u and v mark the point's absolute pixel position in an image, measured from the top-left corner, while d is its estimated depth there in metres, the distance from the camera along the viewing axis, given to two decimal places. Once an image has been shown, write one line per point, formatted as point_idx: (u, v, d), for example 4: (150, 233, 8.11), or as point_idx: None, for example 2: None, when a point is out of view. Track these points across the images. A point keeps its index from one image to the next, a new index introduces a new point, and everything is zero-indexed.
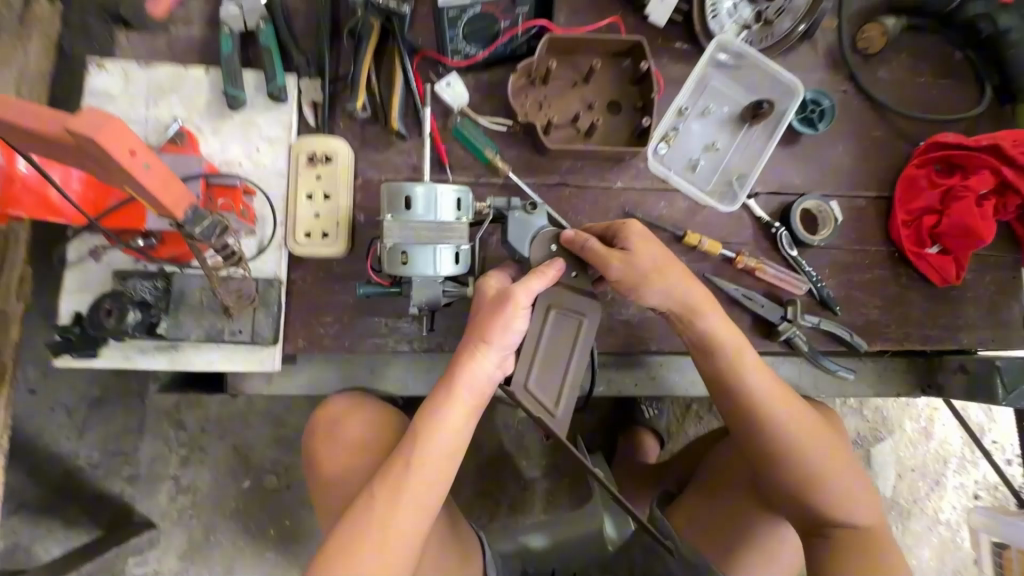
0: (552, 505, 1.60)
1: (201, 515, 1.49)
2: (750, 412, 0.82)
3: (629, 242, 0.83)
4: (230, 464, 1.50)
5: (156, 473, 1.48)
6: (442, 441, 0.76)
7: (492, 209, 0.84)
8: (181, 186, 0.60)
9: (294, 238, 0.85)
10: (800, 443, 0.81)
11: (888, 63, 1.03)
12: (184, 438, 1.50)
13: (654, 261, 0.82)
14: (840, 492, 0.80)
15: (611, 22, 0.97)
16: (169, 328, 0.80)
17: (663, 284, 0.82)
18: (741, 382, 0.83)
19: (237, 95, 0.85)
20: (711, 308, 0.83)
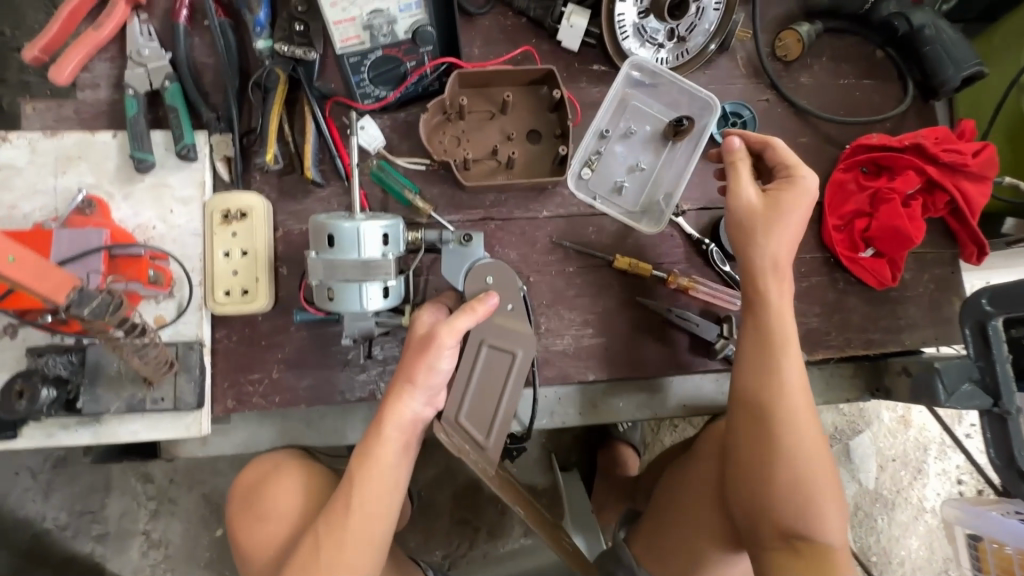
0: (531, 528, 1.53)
1: (175, 568, 1.43)
2: (777, 407, 0.77)
3: (796, 186, 0.80)
4: (202, 513, 1.44)
5: (126, 530, 1.43)
6: (378, 483, 0.72)
7: (422, 244, 0.79)
8: (60, 271, 0.60)
9: (214, 297, 0.84)
10: (815, 452, 0.77)
11: (809, 67, 1.03)
12: (153, 490, 1.45)
13: (789, 216, 0.80)
14: (823, 516, 0.76)
15: (524, 51, 0.96)
16: (88, 402, 0.78)
17: (779, 244, 0.80)
18: (776, 374, 0.79)
19: (145, 158, 0.84)
20: (773, 282, 0.81)
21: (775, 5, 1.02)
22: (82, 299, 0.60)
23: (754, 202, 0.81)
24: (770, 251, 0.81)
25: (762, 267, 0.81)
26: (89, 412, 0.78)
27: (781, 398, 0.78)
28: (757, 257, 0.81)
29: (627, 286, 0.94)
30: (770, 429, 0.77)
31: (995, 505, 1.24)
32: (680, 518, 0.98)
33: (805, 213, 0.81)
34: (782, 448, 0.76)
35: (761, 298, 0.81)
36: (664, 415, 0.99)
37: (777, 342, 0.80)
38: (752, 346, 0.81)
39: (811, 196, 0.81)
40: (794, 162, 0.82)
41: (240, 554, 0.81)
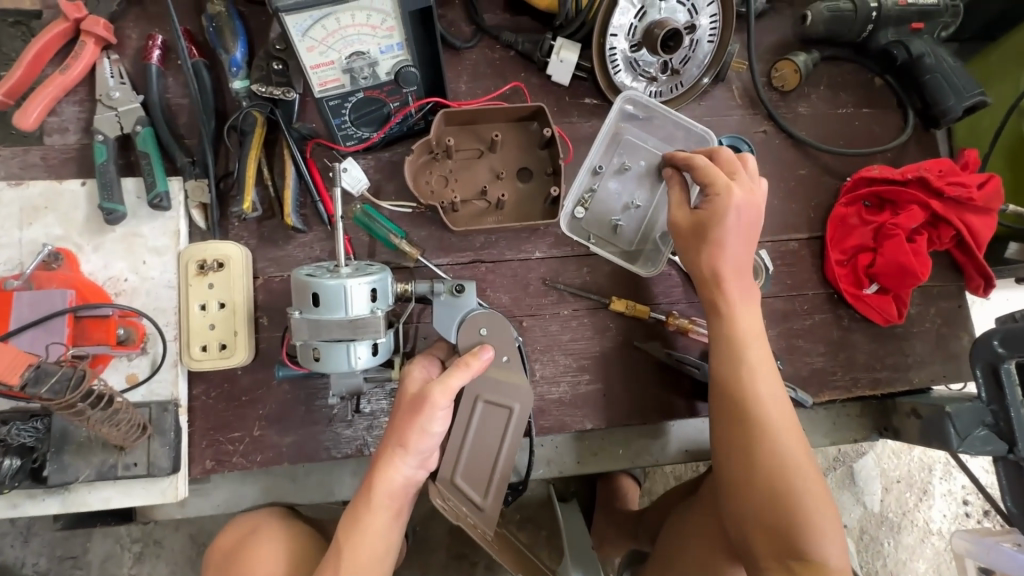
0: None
1: None
2: (746, 415, 0.73)
3: (714, 206, 0.76)
4: (189, 555, 1.36)
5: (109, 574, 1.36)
6: (368, 553, 0.67)
7: (414, 297, 0.74)
8: (9, 347, 0.54)
9: (189, 353, 0.80)
10: (795, 457, 0.71)
11: (806, 97, 1.00)
12: (137, 532, 1.37)
13: (719, 234, 0.76)
14: (817, 531, 0.67)
15: (513, 87, 0.93)
16: (54, 471, 0.73)
17: (716, 258, 0.77)
18: (744, 380, 0.75)
19: (114, 209, 0.80)
20: (734, 282, 0.77)
21: (770, 35, 1.00)
22: (37, 378, 0.56)
23: (685, 221, 0.79)
24: (709, 267, 0.77)
25: (713, 273, 0.77)
26: (56, 482, 0.73)
27: (749, 404, 0.73)
28: (700, 271, 0.78)
29: (624, 328, 0.91)
30: (742, 437, 0.73)
31: (1005, 536, 1.20)
32: (691, 560, 0.92)
33: (745, 220, 0.76)
34: (757, 457, 0.71)
35: (723, 302, 0.77)
36: (664, 460, 0.97)
37: (742, 347, 0.76)
38: (718, 355, 0.77)
39: (741, 209, 0.76)
40: (712, 179, 0.77)
41: None
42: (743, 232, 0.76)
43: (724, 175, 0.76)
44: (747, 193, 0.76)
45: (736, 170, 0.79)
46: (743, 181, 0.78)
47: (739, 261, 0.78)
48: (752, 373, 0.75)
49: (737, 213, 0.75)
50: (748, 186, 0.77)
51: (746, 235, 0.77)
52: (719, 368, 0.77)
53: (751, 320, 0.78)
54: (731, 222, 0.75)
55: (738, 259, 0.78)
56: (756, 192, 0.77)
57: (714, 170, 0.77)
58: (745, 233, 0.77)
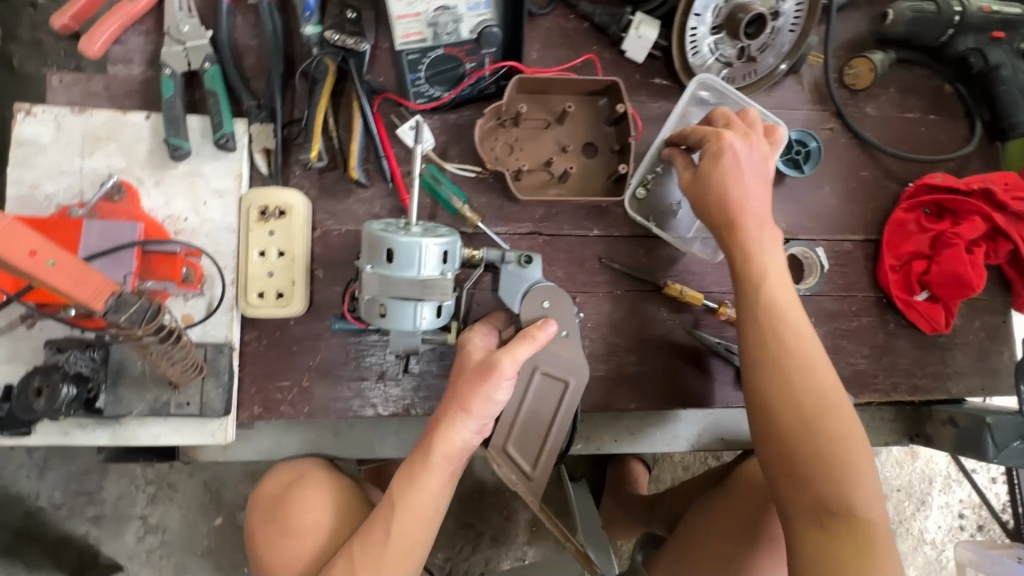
0: (535, 536, 1.39)
1: (172, 554, 1.34)
2: (775, 366, 0.70)
3: (706, 156, 0.76)
4: (201, 500, 1.35)
5: (123, 512, 1.34)
6: (421, 510, 0.68)
7: (484, 262, 0.74)
8: (99, 275, 0.53)
9: (246, 298, 0.79)
10: (830, 409, 0.69)
11: (875, 97, 0.99)
12: (152, 474, 1.35)
13: (721, 185, 0.75)
14: (855, 481, 0.67)
15: (587, 59, 0.91)
16: (110, 403, 0.74)
17: (728, 209, 0.74)
18: (773, 334, 0.71)
19: (180, 145, 0.78)
20: (754, 230, 0.74)
21: (846, 30, 0.98)
22: (118, 307, 0.55)
23: (688, 181, 0.78)
24: (721, 220, 0.75)
25: (733, 222, 0.74)
26: (111, 414, 0.74)
27: (779, 357, 0.70)
28: (718, 225, 0.76)
29: (674, 313, 0.91)
30: (773, 391, 0.70)
31: (1008, 550, 1.23)
32: (720, 542, 0.92)
33: (751, 167, 0.75)
34: (792, 410, 0.69)
35: (745, 251, 0.74)
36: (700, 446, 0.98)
37: (766, 298, 0.73)
38: (745, 309, 0.74)
39: (738, 154, 0.75)
40: (703, 134, 0.78)
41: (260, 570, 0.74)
42: (749, 176, 0.75)
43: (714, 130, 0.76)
44: (738, 136, 0.76)
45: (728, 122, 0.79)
46: (736, 128, 0.78)
47: (756, 208, 0.75)
48: (780, 322, 0.72)
49: (736, 161, 0.75)
50: (741, 131, 0.77)
51: (757, 180, 0.75)
52: (746, 321, 0.73)
53: (777, 266, 0.74)
54: (730, 168, 0.75)
55: (753, 206, 0.75)
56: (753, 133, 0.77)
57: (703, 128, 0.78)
58: (753, 178, 0.75)
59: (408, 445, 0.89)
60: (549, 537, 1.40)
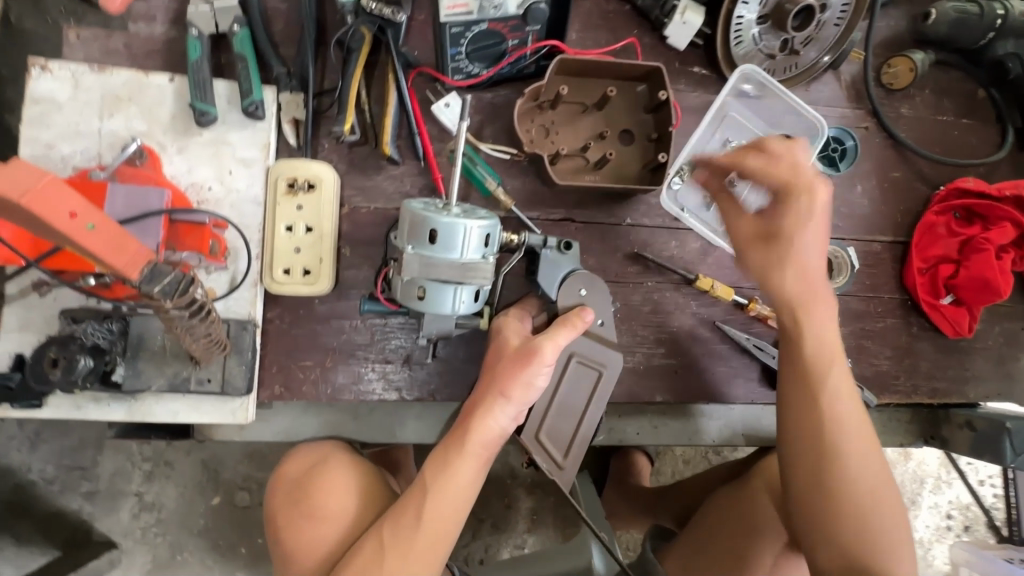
0: (536, 523, 1.37)
1: (169, 532, 1.24)
2: (819, 441, 0.71)
3: (790, 211, 0.72)
4: (199, 480, 1.24)
5: (118, 489, 1.23)
6: (453, 495, 0.67)
7: (524, 247, 0.73)
8: (138, 243, 0.50)
9: (271, 274, 0.77)
10: (870, 483, 0.70)
11: (910, 98, 0.98)
12: (149, 450, 1.24)
13: (796, 246, 0.72)
14: (892, 548, 0.69)
15: (628, 43, 0.89)
16: (127, 377, 0.71)
17: (802, 273, 0.73)
18: (820, 407, 0.72)
19: (207, 111, 0.75)
20: (820, 302, 0.74)
21: (885, 29, 0.97)
22: (152, 276, 0.50)
23: (750, 233, 0.75)
24: (795, 284, 0.73)
25: (797, 293, 0.74)
26: (129, 388, 0.71)
27: (826, 431, 0.71)
28: (787, 288, 0.74)
29: (703, 308, 0.90)
30: (818, 463, 0.71)
31: (1002, 551, 1.26)
32: (738, 540, 0.93)
33: (823, 222, 0.73)
34: (834, 483, 0.70)
35: (801, 323, 0.74)
36: (718, 441, 0.98)
37: (815, 370, 0.73)
38: (791, 379, 0.75)
39: (819, 209, 0.72)
40: (784, 181, 0.72)
41: (282, 551, 0.74)
42: (820, 231, 0.73)
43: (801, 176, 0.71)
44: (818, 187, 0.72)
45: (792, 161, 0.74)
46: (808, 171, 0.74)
47: (818, 268, 0.74)
48: (830, 397, 0.72)
49: (817, 217, 0.72)
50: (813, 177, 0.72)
51: (822, 235, 0.74)
52: (794, 391, 0.74)
53: (831, 339, 0.74)
54: (811, 226, 0.72)
55: (816, 265, 0.74)
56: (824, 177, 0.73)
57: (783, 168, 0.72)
58: (822, 232, 0.73)
59: (430, 430, 0.87)
60: (550, 526, 1.38)
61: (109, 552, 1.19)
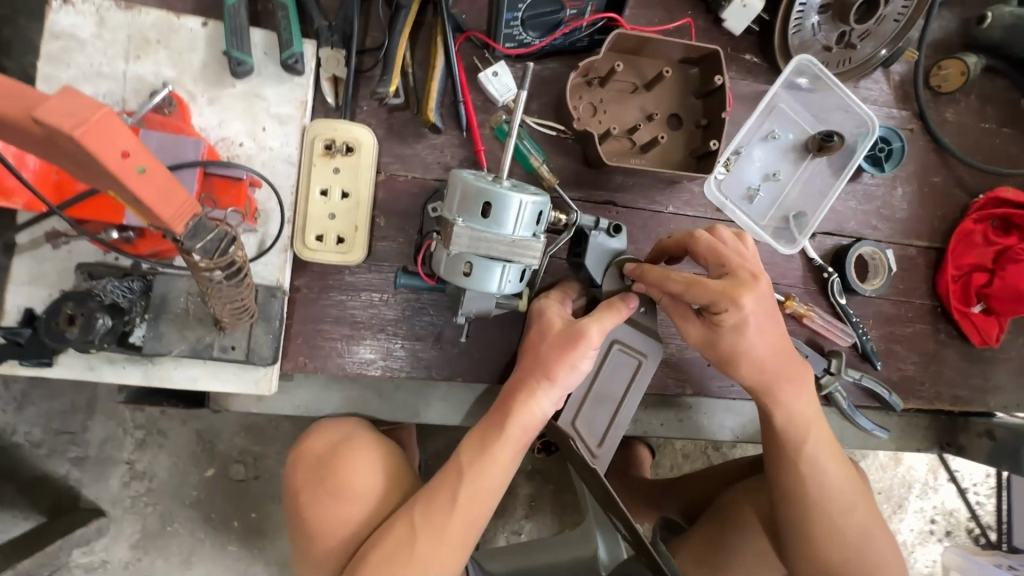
0: (534, 509, 1.27)
1: (159, 501, 1.13)
2: (804, 513, 0.72)
3: (723, 323, 0.67)
4: (192, 450, 1.14)
5: (107, 456, 1.12)
6: (490, 477, 0.65)
7: (575, 226, 0.72)
8: (185, 194, 0.46)
9: (304, 240, 0.73)
10: (856, 538, 0.72)
11: (956, 103, 0.97)
12: (142, 416, 1.13)
13: (746, 346, 0.69)
14: None
15: (683, 23, 0.85)
16: (148, 339, 0.67)
17: (757, 365, 0.70)
18: (807, 480, 0.72)
19: (244, 61, 0.70)
20: (791, 386, 0.73)
21: (936, 31, 0.95)
22: (196, 232, 0.48)
23: (700, 330, 0.70)
24: (753, 379, 0.72)
25: (765, 384, 0.72)
26: (149, 351, 0.67)
27: (816, 502, 0.72)
28: (747, 382, 0.72)
29: None
30: (806, 531, 0.72)
31: (992, 558, 1.29)
32: (733, 537, 0.90)
33: (768, 316, 0.68)
34: (822, 546, 0.72)
35: (781, 408, 0.73)
36: (740, 438, 0.96)
37: (798, 449, 0.73)
38: (771, 451, 0.75)
39: (755, 313, 0.67)
40: (711, 296, 0.65)
41: (306, 530, 0.71)
42: (766, 326, 0.68)
43: (736, 292, 0.65)
44: (754, 288, 0.66)
45: (722, 256, 0.68)
46: (737, 271, 0.67)
47: (780, 355, 0.71)
48: (810, 466, 0.72)
49: (759, 316, 0.67)
50: (747, 278, 0.67)
51: (771, 325, 0.69)
52: (779, 468, 0.74)
53: (807, 409, 0.74)
54: (749, 330, 0.68)
55: (772, 355, 0.70)
56: (760, 274, 0.67)
57: (716, 284, 0.66)
58: (767, 324, 0.68)
59: (455, 411, 0.83)
60: (547, 513, 1.28)
61: (98, 519, 1.09)
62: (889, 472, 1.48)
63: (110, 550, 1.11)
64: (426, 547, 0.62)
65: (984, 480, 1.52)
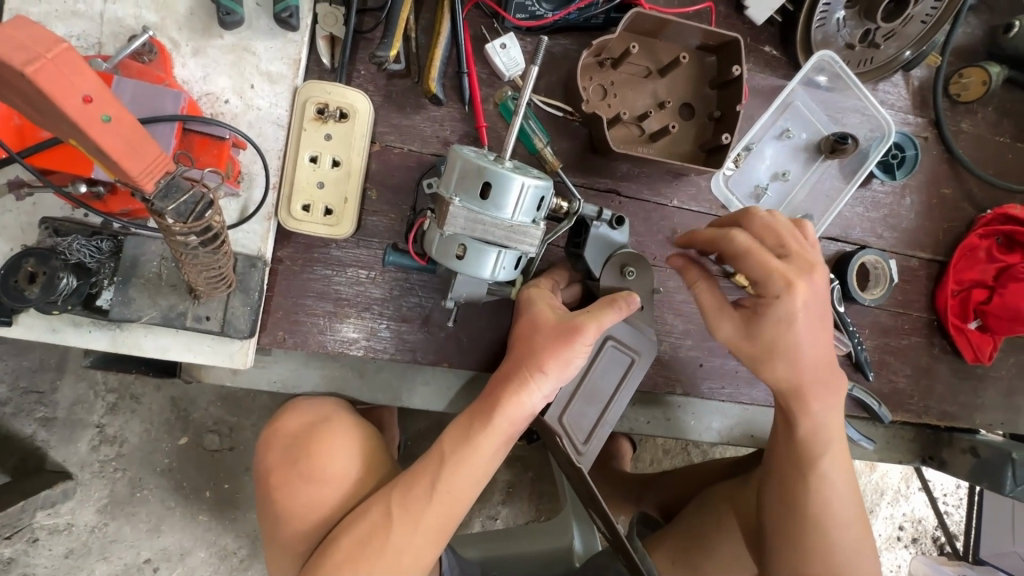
0: (512, 496, 1.23)
1: (130, 467, 1.10)
2: (802, 521, 0.70)
3: (769, 311, 0.65)
4: (166, 417, 1.11)
5: (77, 419, 1.08)
6: (472, 469, 0.63)
7: (576, 216, 0.69)
8: (156, 146, 0.42)
9: (289, 210, 0.69)
10: (846, 549, 0.70)
11: (973, 114, 0.94)
12: (114, 379, 1.09)
13: (789, 342, 0.66)
14: None
15: (704, 8, 0.81)
16: (115, 303, 0.62)
17: (793, 365, 0.67)
18: (814, 493, 0.70)
19: (233, 10, 0.64)
20: (821, 393, 0.69)
21: (960, 37, 0.92)
22: (167, 193, 0.44)
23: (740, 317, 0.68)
24: (786, 381, 0.68)
25: (798, 389, 0.69)
26: (116, 317, 0.62)
27: (814, 515, 0.70)
28: (778, 383, 0.69)
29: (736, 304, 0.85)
30: (799, 538, 0.70)
31: (958, 568, 1.31)
32: (713, 536, 0.88)
33: (817, 314, 0.66)
34: (812, 554, 0.70)
35: (808, 416, 0.70)
36: (724, 441, 0.94)
37: (813, 463, 0.71)
38: (785, 455, 0.73)
39: (807, 308, 0.65)
40: (765, 275, 0.64)
41: (275, 512, 0.69)
42: (814, 325, 0.66)
43: (796, 279, 0.64)
44: (809, 280, 0.64)
45: (783, 239, 0.66)
46: (792, 258, 0.66)
47: (819, 357, 0.68)
48: (819, 475, 0.71)
49: (809, 311, 0.65)
50: (804, 268, 0.65)
51: (819, 326, 0.67)
52: (788, 478, 0.72)
53: (833, 419, 0.71)
54: (800, 326, 0.65)
55: (810, 356, 0.68)
56: (817, 267, 0.65)
57: (777, 265, 0.64)
58: (817, 323, 0.66)
59: (439, 398, 0.80)
60: (524, 501, 1.24)
61: (63, 482, 1.05)
62: (863, 478, 1.49)
63: (75, 514, 1.07)
64: (401, 534, 0.60)
65: (953, 490, 1.53)
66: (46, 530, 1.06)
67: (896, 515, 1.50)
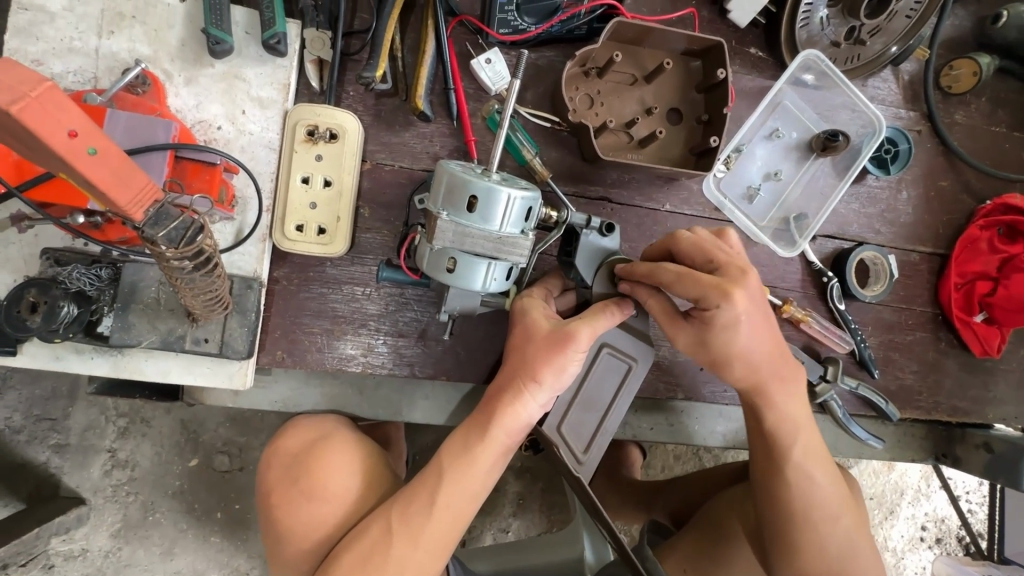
0: (523, 508, 1.22)
1: (142, 490, 1.11)
2: (787, 514, 0.69)
3: (715, 323, 0.63)
4: (176, 441, 1.12)
5: (89, 444, 1.09)
6: (469, 482, 0.63)
7: (565, 225, 0.69)
8: (145, 175, 0.43)
9: (283, 230, 0.70)
10: (839, 539, 0.70)
11: (967, 105, 0.93)
12: (125, 404, 1.11)
13: (738, 346, 0.65)
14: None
15: (687, 13, 0.82)
16: (116, 329, 0.64)
17: (749, 366, 0.67)
18: (793, 486, 0.69)
19: (223, 40, 0.66)
20: (779, 385, 0.69)
21: (948, 29, 0.92)
22: (158, 219, 0.44)
23: (690, 334, 0.67)
24: (745, 380, 0.68)
25: (757, 385, 0.69)
26: (117, 342, 0.64)
27: (800, 508, 0.69)
28: (739, 383, 0.69)
29: None
30: (784, 532, 0.69)
31: (983, 569, 1.27)
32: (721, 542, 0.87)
33: (757, 316, 0.64)
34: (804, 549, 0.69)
35: (772, 407, 0.70)
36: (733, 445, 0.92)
37: (786, 456, 0.70)
38: (759, 450, 0.72)
39: (748, 313, 0.63)
40: (700, 291, 0.62)
41: (277, 532, 0.69)
42: (758, 328, 0.65)
43: (734, 288, 0.61)
44: (743, 284, 0.62)
45: (709, 252, 0.65)
46: (725, 266, 0.64)
47: (772, 351, 0.68)
48: (794, 466, 0.70)
49: (753, 315, 0.64)
50: (737, 277, 0.63)
51: (765, 325, 0.65)
52: (766, 473, 0.71)
53: (800, 408, 0.71)
54: (743, 330, 0.64)
55: (762, 352, 0.67)
56: (749, 271, 0.64)
57: (709, 280, 0.62)
58: (761, 324, 0.65)
59: (439, 411, 0.81)
60: (535, 512, 1.23)
61: (77, 508, 1.06)
62: (882, 478, 1.45)
63: (90, 539, 1.08)
64: (401, 547, 0.60)
65: (976, 488, 1.49)
66: (62, 556, 1.07)
67: (918, 514, 1.46)
